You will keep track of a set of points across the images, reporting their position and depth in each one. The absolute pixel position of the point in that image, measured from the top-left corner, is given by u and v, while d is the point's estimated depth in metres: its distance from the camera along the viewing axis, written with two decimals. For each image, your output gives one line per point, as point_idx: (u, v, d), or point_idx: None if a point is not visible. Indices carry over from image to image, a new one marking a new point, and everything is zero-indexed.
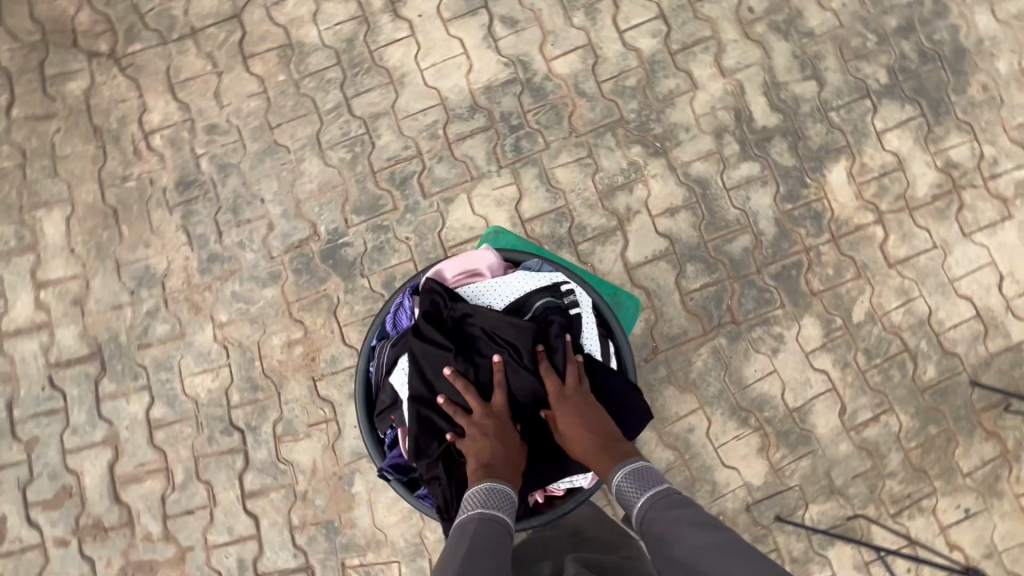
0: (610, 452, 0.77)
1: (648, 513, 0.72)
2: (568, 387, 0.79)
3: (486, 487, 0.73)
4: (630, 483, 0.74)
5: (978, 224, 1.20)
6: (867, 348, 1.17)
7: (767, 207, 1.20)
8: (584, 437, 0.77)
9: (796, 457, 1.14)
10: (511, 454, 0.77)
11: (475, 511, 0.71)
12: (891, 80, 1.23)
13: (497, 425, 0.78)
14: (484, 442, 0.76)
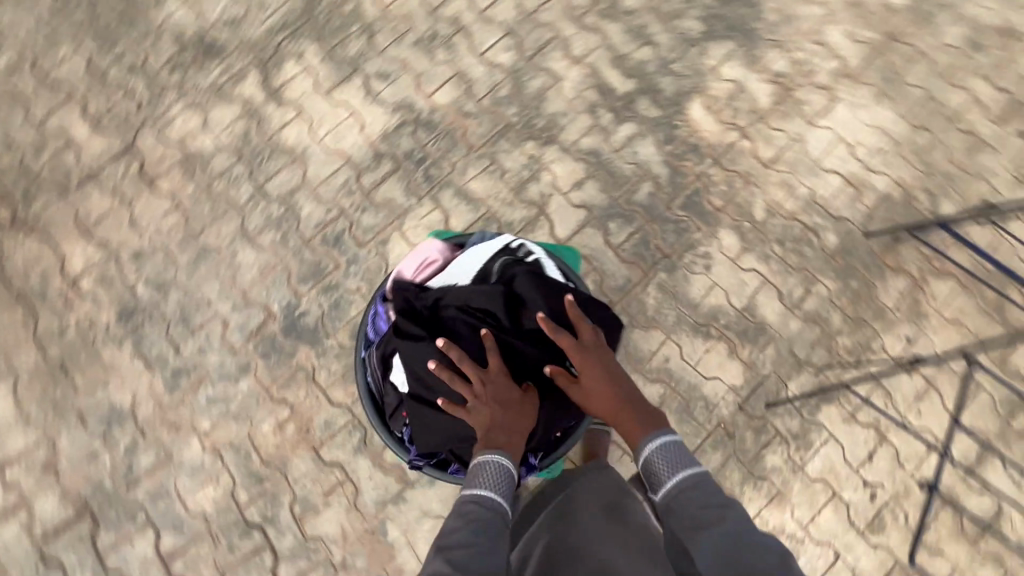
0: (632, 407, 0.90)
1: (678, 492, 0.82)
2: (586, 346, 0.90)
3: (485, 459, 0.82)
4: (657, 454, 0.85)
5: (816, 113, 1.43)
6: (777, 238, 1.34)
7: (653, 154, 1.38)
8: (603, 392, 0.89)
9: (761, 347, 1.28)
10: (511, 418, 0.85)
11: (471, 493, 0.81)
12: (706, 25, 1.47)
13: (500, 388, 0.86)
14: (489, 406, 0.85)
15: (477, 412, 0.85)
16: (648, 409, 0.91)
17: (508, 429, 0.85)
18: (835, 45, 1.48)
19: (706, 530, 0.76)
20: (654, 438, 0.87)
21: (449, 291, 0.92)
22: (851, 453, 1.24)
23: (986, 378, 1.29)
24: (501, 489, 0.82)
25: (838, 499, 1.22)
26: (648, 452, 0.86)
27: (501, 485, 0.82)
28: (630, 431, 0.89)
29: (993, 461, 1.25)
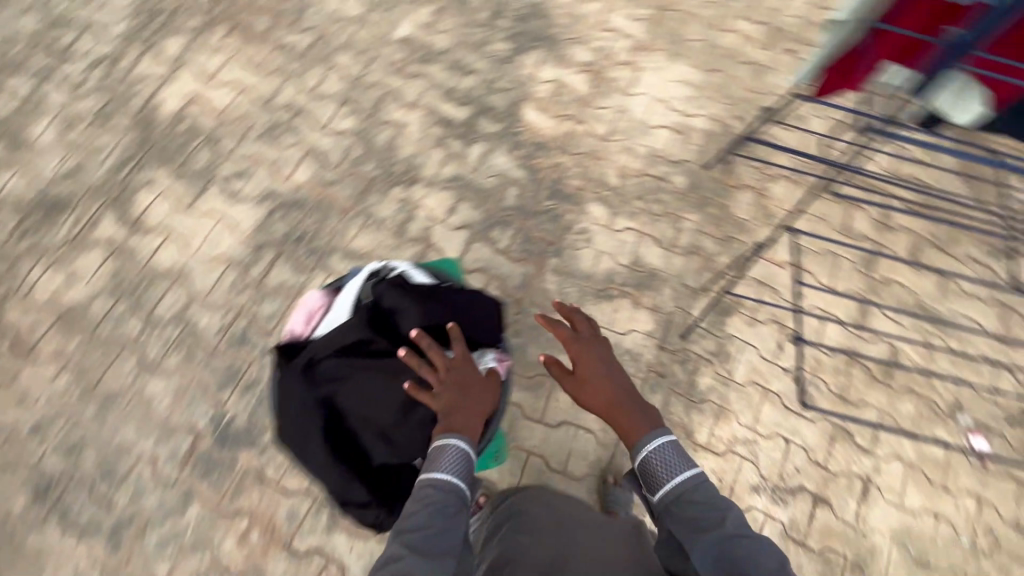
0: (628, 398, 1.00)
1: (677, 495, 0.88)
2: (585, 341, 1.08)
3: (446, 442, 0.87)
4: (654, 442, 0.93)
5: (628, 84, 1.65)
6: (636, 195, 1.51)
7: (508, 162, 1.52)
8: (604, 380, 1.02)
9: (658, 290, 1.42)
10: (478, 404, 0.92)
11: (430, 481, 0.85)
12: (513, 43, 1.67)
13: (472, 367, 0.94)
14: (453, 387, 0.91)
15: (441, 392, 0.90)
16: (648, 405, 1.00)
17: (472, 411, 0.91)
18: (622, 26, 1.72)
19: (702, 530, 0.83)
20: (653, 429, 0.95)
21: (317, 345, 0.96)
22: (763, 350, 1.39)
23: (840, 248, 1.51)
24: (460, 476, 0.86)
25: (770, 392, 1.36)
26: (645, 439, 0.93)
27: (460, 471, 0.87)
28: (626, 422, 0.97)
29: (873, 312, 1.45)
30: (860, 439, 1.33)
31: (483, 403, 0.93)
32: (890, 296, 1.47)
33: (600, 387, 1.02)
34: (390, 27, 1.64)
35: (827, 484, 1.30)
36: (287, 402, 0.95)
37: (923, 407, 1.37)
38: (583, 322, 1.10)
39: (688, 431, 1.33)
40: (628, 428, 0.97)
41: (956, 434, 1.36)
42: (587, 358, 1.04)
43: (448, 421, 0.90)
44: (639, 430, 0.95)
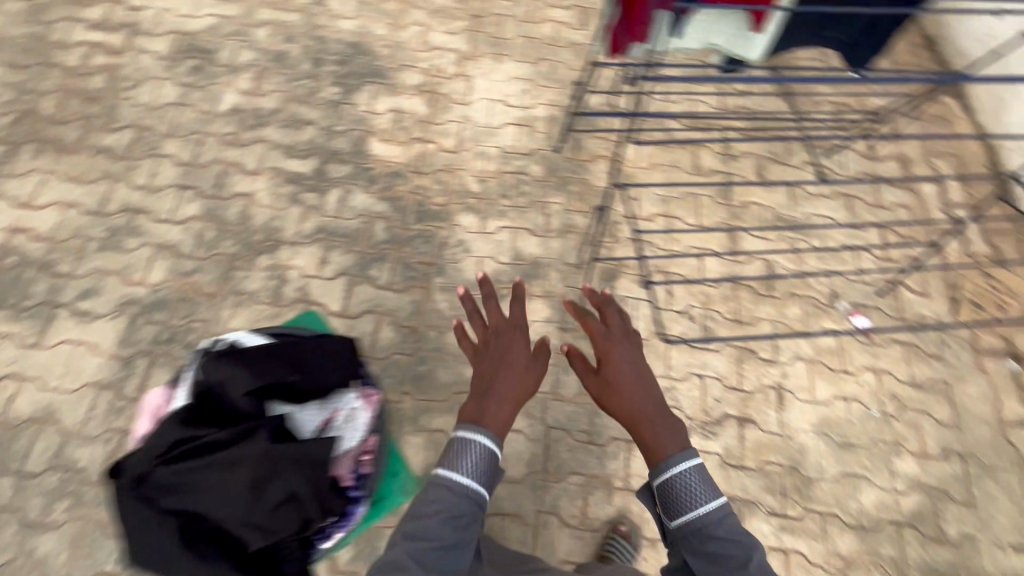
0: (651, 410, 1.00)
1: (700, 526, 0.87)
2: (615, 341, 1.09)
3: (472, 431, 0.93)
4: (681, 467, 0.92)
5: (464, 95, 1.70)
6: (500, 194, 1.55)
7: (368, 199, 1.53)
8: (632, 382, 1.04)
9: (545, 276, 1.45)
10: (506, 397, 0.99)
11: (450, 477, 0.89)
12: (342, 87, 1.68)
13: (516, 346, 1.07)
14: (491, 367, 1.04)
15: (482, 365, 1.05)
16: (676, 424, 0.99)
17: (500, 397, 0.99)
18: (443, 44, 1.78)
19: (721, 567, 0.84)
20: (678, 454, 0.93)
21: (141, 457, 0.89)
22: (656, 301, 1.46)
23: (696, 185, 1.61)
24: (480, 482, 0.89)
25: (673, 337, 1.42)
26: (669, 462, 0.92)
27: (480, 472, 0.90)
28: (647, 436, 0.97)
29: (741, 235, 1.56)
30: (762, 353, 1.42)
31: (519, 386, 1.02)
32: (751, 217, 1.59)
33: (624, 393, 1.02)
34: (213, 103, 1.61)
35: (745, 403, 1.37)
36: (134, 516, 0.88)
37: (807, 306, 1.48)
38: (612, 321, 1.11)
39: None
40: (648, 442, 0.97)
41: (841, 321, 1.48)
42: (619, 357, 1.06)
43: (478, 412, 0.96)
44: (661, 449, 0.95)
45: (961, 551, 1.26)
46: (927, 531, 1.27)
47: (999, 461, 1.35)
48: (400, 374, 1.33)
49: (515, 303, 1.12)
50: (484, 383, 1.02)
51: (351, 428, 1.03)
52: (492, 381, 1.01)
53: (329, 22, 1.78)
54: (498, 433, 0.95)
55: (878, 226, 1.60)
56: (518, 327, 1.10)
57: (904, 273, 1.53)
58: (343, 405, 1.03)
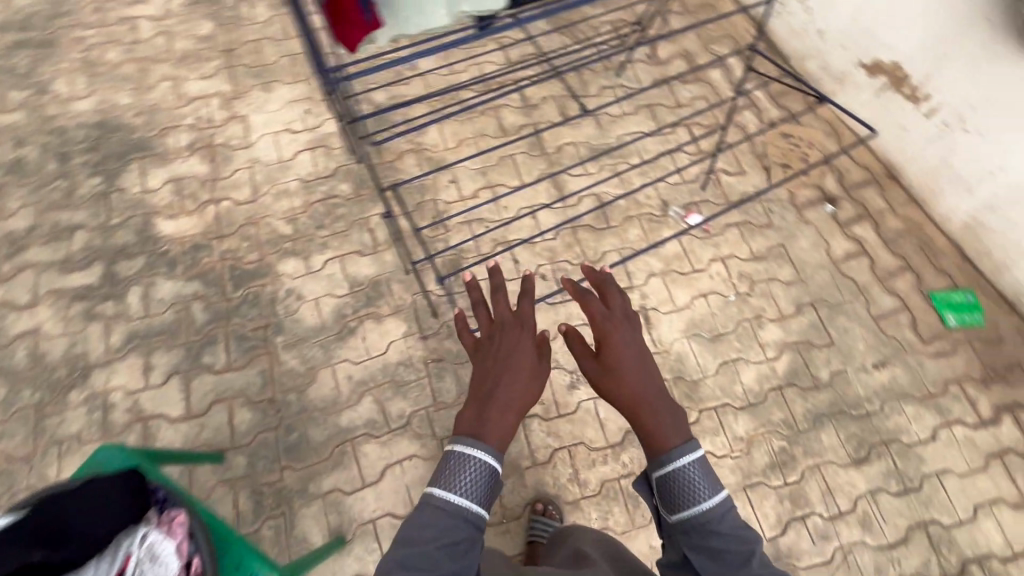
0: (657, 396, 0.83)
1: (701, 522, 0.73)
2: (621, 319, 0.91)
3: (468, 449, 0.75)
4: (684, 458, 0.77)
5: (243, 136, 1.57)
6: (315, 226, 1.46)
7: (174, 284, 1.38)
8: (635, 362, 0.86)
9: (389, 291, 1.39)
10: (505, 398, 0.81)
11: (445, 494, 0.73)
12: (102, 174, 1.49)
13: (523, 335, 0.87)
14: (492, 367, 0.84)
15: (480, 361, 0.87)
16: (682, 411, 0.83)
17: (499, 403, 0.80)
18: (201, 90, 1.62)
19: (723, 566, 0.72)
20: (683, 445, 0.78)
21: None
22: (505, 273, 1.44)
23: (507, 147, 1.60)
24: (483, 500, 0.74)
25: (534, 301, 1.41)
26: (673, 454, 0.77)
27: (480, 491, 0.74)
28: (650, 424, 0.81)
29: (564, 179, 1.57)
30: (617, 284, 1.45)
31: (523, 386, 0.83)
32: (568, 158, 1.60)
33: (629, 375, 0.85)
34: None
35: None
36: None
37: (644, 223, 1.52)
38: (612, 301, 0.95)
39: None
40: (652, 432, 0.80)
41: (678, 224, 1.53)
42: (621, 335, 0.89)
43: (475, 424, 0.78)
44: (667, 440, 0.79)
45: (835, 388, 1.37)
46: (804, 383, 1.37)
47: (842, 296, 1.47)
48: (273, 451, 1.24)
49: (524, 292, 0.94)
50: (482, 388, 0.83)
51: (158, 570, 0.67)
52: (490, 385, 0.82)
53: (62, 110, 1.57)
54: (500, 448, 0.77)
55: (682, 124, 1.67)
56: (523, 318, 0.91)
57: (717, 161, 1.62)
58: (133, 548, 0.67)
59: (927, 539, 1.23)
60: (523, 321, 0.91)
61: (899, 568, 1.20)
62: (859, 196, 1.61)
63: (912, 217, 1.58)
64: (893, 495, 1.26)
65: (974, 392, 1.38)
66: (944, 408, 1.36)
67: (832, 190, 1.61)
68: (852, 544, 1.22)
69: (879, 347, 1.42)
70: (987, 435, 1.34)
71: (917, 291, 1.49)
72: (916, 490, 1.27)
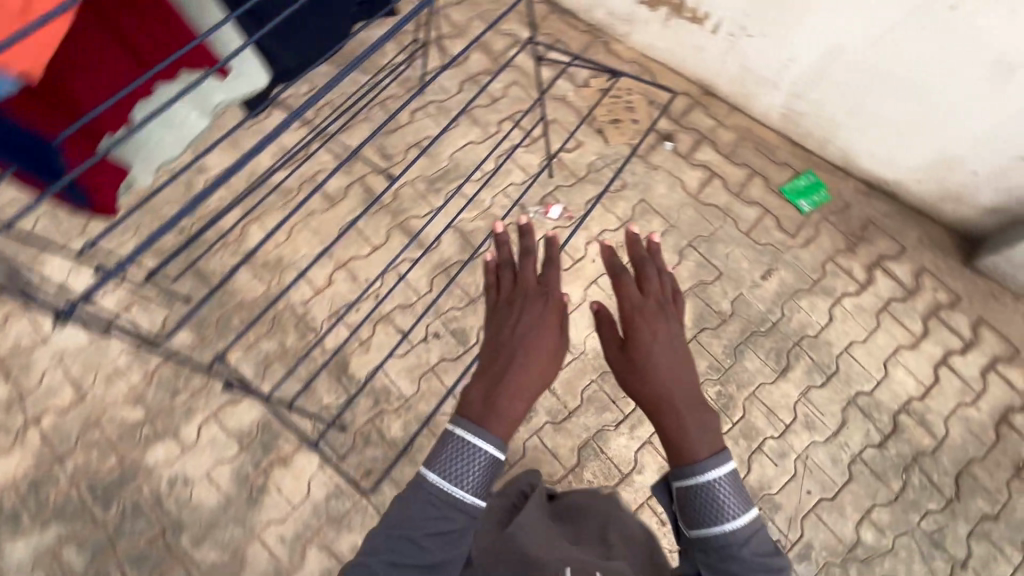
0: (684, 400, 0.85)
1: (722, 542, 0.77)
2: (657, 313, 0.92)
3: (469, 436, 0.79)
4: (713, 473, 0.79)
5: (33, 330, 1.30)
6: (168, 394, 1.26)
7: (29, 538, 1.15)
8: (664, 357, 0.88)
9: (283, 427, 1.24)
10: (517, 382, 0.85)
11: (437, 481, 0.78)
12: None
13: (545, 314, 0.91)
14: (511, 341, 0.87)
15: (500, 334, 0.90)
16: (710, 423, 0.84)
17: (511, 385, 0.84)
18: None
19: None
20: (711, 461, 0.80)
21: None
22: (396, 348, 1.33)
23: (343, 215, 1.46)
24: (478, 493, 0.79)
25: (437, 364, 1.32)
26: (697, 469, 0.79)
27: (476, 487, 0.79)
28: (673, 425, 0.83)
29: (414, 222, 1.46)
30: None
31: (538, 365, 0.86)
32: (410, 200, 1.49)
33: (656, 373, 0.87)
34: None
35: None
36: None
37: (511, 236, 1.47)
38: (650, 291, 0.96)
39: None
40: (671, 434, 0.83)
41: (544, 221, 1.49)
42: (651, 326, 0.91)
43: (486, 408, 0.82)
44: (694, 448, 0.81)
45: (739, 314, 1.43)
46: (713, 322, 1.41)
47: (712, 225, 1.52)
48: None
49: (551, 260, 0.97)
50: (496, 362, 0.87)
51: None
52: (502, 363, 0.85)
53: None
54: (503, 438, 0.81)
55: (507, 118, 1.61)
56: (547, 287, 0.94)
57: (552, 143, 1.59)
58: None
59: (860, 412, 1.33)
60: (550, 295, 0.94)
61: (849, 450, 1.30)
62: (689, 122, 1.65)
63: (739, 124, 1.66)
64: (820, 388, 1.35)
65: (846, 262, 1.49)
66: (830, 288, 1.46)
67: (666, 127, 1.63)
68: (807, 450, 1.30)
69: (759, 258, 1.49)
70: (870, 296, 1.46)
71: (770, 191, 1.58)
72: (836, 374, 1.37)
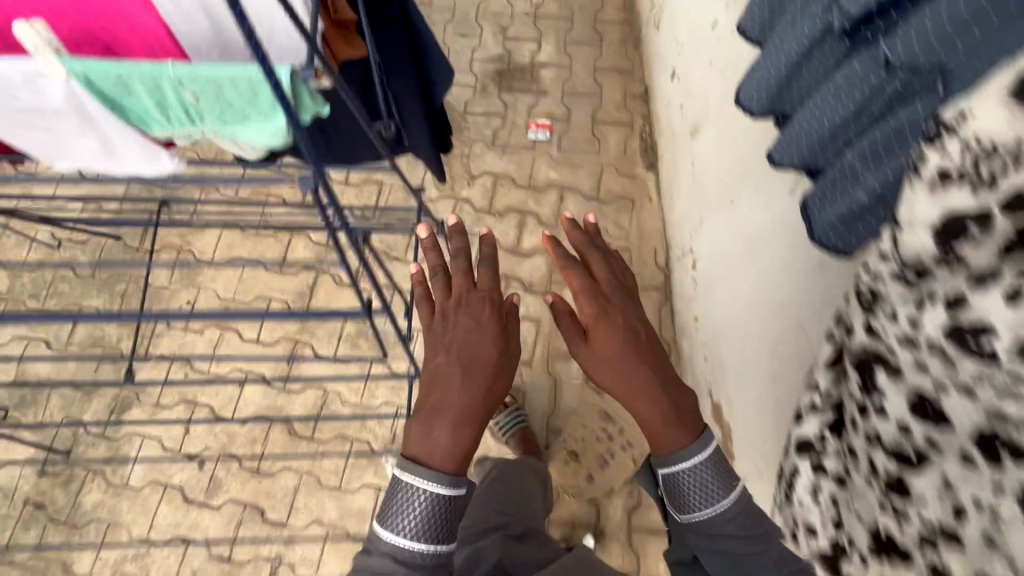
0: (662, 392, 0.68)
1: (712, 527, 0.64)
2: (607, 304, 0.72)
3: (418, 483, 0.60)
4: (695, 459, 0.65)
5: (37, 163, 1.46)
6: (29, 294, 1.33)
7: None
8: (626, 347, 0.69)
9: (43, 403, 1.24)
10: (473, 372, 0.65)
11: (388, 538, 0.59)
12: None
13: (484, 307, 0.70)
14: (441, 349, 0.67)
15: (434, 345, 0.68)
16: (687, 402, 0.69)
17: (457, 410, 0.63)
18: None
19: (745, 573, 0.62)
20: (693, 444, 0.65)
21: None
22: (168, 439, 1.22)
23: (272, 288, 1.34)
24: (441, 533, 0.60)
25: (169, 488, 1.19)
26: (681, 455, 0.65)
27: (427, 526, 0.60)
28: (649, 425, 0.67)
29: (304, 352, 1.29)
30: (271, 515, 1.18)
31: (480, 372, 0.66)
32: (327, 330, 1.31)
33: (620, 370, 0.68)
34: None
35: None
36: None
37: (351, 455, 1.22)
38: (604, 273, 0.76)
39: (66, 562, 1.14)
40: (647, 424, 0.68)
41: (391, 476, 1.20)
42: (615, 326, 0.70)
43: (429, 441, 0.62)
44: (677, 442, 0.66)
45: None
46: None
47: None
48: None
49: (492, 253, 0.75)
50: (434, 386, 0.65)
51: None
52: (445, 386, 0.64)
53: None
54: (457, 470, 0.62)
55: None
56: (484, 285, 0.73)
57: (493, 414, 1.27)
58: None
59: None
60: (485, 297, 0.72)
61: None
62: (639, 543, 1.21)
63: None
64: None
65: None
66: None
67: (610, 519, 1.22)
68: None
69: None
70: None
71: None
72: None
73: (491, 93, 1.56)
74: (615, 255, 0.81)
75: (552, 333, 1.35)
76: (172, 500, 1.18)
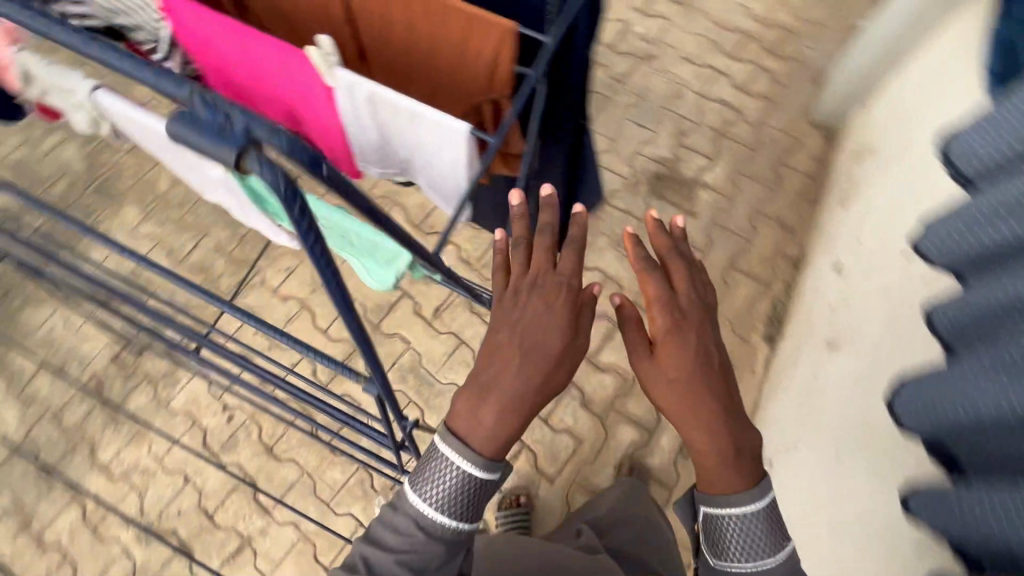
0: (727, 430, 0.55)
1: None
2: (686, 315, 0.59)
3: (455, 457, 0.54)
4: (742, 507, 0.53)
5: None
6: (177, 204, 1.49)
7: (75, 152, 1.54)
8: (698, 370, 0.57)
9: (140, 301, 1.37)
10: (531, 360, 0.56)
11: (416, 504, 0.55)
12: None
13: (556, 293, 0.59)
14: (501, 333, 0.58)
15: (497, 325, 0.59)
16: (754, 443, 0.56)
17: (504, 395, 0.55)
18: None
19: None
20: (747, 492, 0.54)
21: None
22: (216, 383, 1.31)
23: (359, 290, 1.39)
24: (472, 512, 0.56)
25: (196, 426, 1.28)
26: (728, 501, 0.54)
27: (456, 501, 0.54)
28: (705, 461, 0.55)
29: (358, 362, 1.33)
30: (262, 497, 1.22)
31: (536, 365, 0.56)
32: (387, 351, 1.34)
33: (681, 393, 0.56)
34: None
35: (199, 534, 1.20)
36: None
37: (352, 479, 1.23)
38: (689, 282, 0.62)
39: (94, 447, 1.26)
40: (699, 456, 0.56)
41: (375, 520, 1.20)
42: (691, 345, 0.58)
43: (472, 423, 0.55)
44: (727, 485, 0.54)
45: None
46: None
47: None
48: None
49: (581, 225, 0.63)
50: (485, 366, 0.57)
51: None
52: (495, 373, 0.56)
53: None
54: (492, 456, 0.55)
55: (518, 442, 1.27)
56: (565, 268, 0.60)
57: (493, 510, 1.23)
58: None
59: None
60: (562, 281, 0.60)
61: None
62: None
63: None
64: None
65: None
66: None
67: None
68: None
69: None
70: None
71: None
72: None
73: (640, 193, 1.50)
74: (698, 265, 0.65)
75: (588, 457, 1.27)
76: (194, 439, 1.27)
